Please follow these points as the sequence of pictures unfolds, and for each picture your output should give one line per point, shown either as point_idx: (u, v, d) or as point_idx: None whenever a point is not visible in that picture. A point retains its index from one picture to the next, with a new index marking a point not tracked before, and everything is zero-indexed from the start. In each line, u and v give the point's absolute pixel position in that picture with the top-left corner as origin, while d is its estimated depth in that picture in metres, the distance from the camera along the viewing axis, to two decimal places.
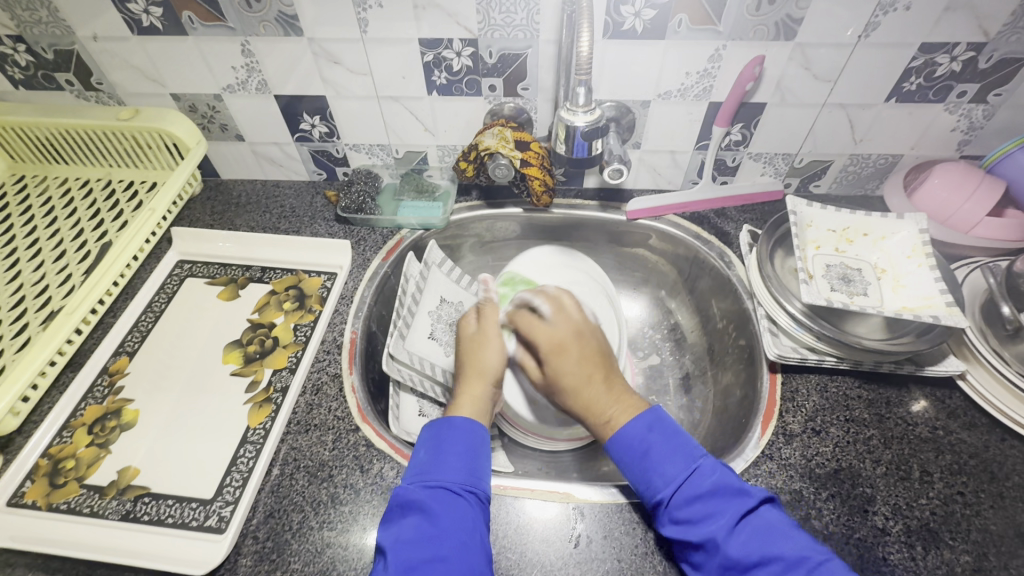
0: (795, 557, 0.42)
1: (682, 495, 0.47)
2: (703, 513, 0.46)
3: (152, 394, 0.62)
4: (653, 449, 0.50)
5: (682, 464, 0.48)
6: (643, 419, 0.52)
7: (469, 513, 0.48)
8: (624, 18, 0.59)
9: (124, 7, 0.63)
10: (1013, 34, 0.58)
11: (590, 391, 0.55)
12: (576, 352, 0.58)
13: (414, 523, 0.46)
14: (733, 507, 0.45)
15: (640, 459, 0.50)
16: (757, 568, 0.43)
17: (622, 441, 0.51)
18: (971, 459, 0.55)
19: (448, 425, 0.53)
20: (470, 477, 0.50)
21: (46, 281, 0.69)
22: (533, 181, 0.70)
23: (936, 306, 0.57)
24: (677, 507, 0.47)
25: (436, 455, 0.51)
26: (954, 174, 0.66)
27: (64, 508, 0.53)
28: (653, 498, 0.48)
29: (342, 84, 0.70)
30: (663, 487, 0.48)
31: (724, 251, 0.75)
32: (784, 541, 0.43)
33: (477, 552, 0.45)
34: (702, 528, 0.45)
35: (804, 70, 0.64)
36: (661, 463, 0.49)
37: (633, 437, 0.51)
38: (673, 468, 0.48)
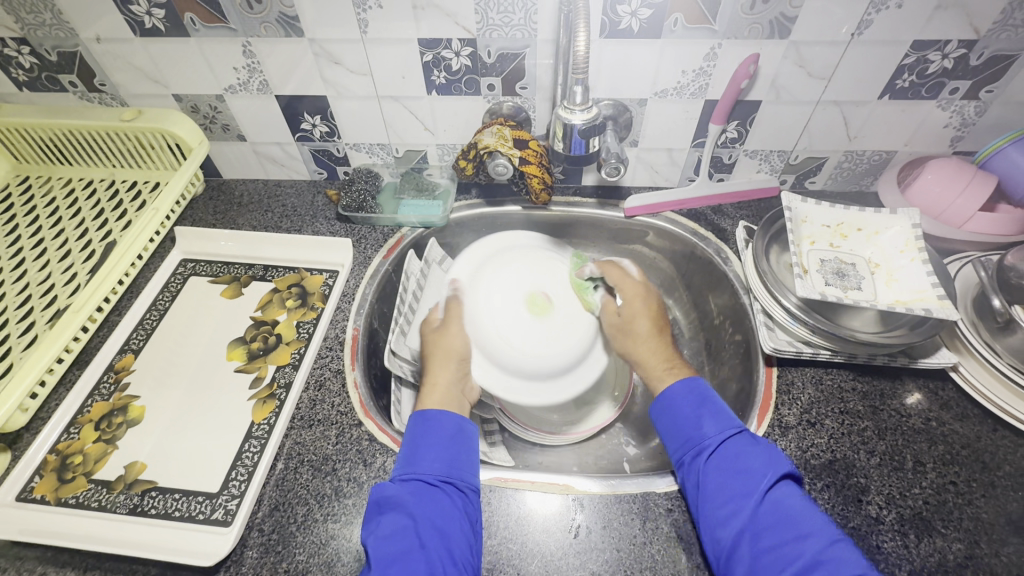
0: (819, 528, 0.44)
1: (728, 447, 0.51)
2: (745, 463, 0.49)
3: (158, 391, 0.63)
4: (709, 403, 0.55)
5: (731, 423, 0.53)
6: (705, 380, 0.57)
7: (448, 503, 0.49)
8: (620, 17, 0.60)
9: (127, 9, 0.64)
10: (1003, 32, 0.59)
11: (653, 344, 0.63)
12: (647, 312, 0.65)
13: (392, 517, 0.47)
14: (774, 468, 0.48)
15: (695, 407, 0.54)
16: (778, 528, 0.45)
17: (683, 391, 0.56)
18: (963, 450, 0.56)
19: (420, 418, 0.55)
20: (446, 467, 0.51)
21: (52, 280, 0.70)
22: (532, 179, 0.71)
23: (928, 299, 0.58)
24: (723, 457, 0.50)
25: (413, 449, 0.52)
26: (947, 168, 0.67)
27: (73, 503, 0.54)
28: (699, 445, 0.52)
29: (343, 84, 0.71)
30: (710, 435, 0.52)
31: (720, 247, 0.76)
32: (809, 510, 0.46)
33: (456, 539, 0.47)
34: (743, 479, 0.48)
35: (799, 68, 0.65)
36: (714, 417, 0.53)
37: (691, 391, 0.56)
38: (723, 424, 0.52)
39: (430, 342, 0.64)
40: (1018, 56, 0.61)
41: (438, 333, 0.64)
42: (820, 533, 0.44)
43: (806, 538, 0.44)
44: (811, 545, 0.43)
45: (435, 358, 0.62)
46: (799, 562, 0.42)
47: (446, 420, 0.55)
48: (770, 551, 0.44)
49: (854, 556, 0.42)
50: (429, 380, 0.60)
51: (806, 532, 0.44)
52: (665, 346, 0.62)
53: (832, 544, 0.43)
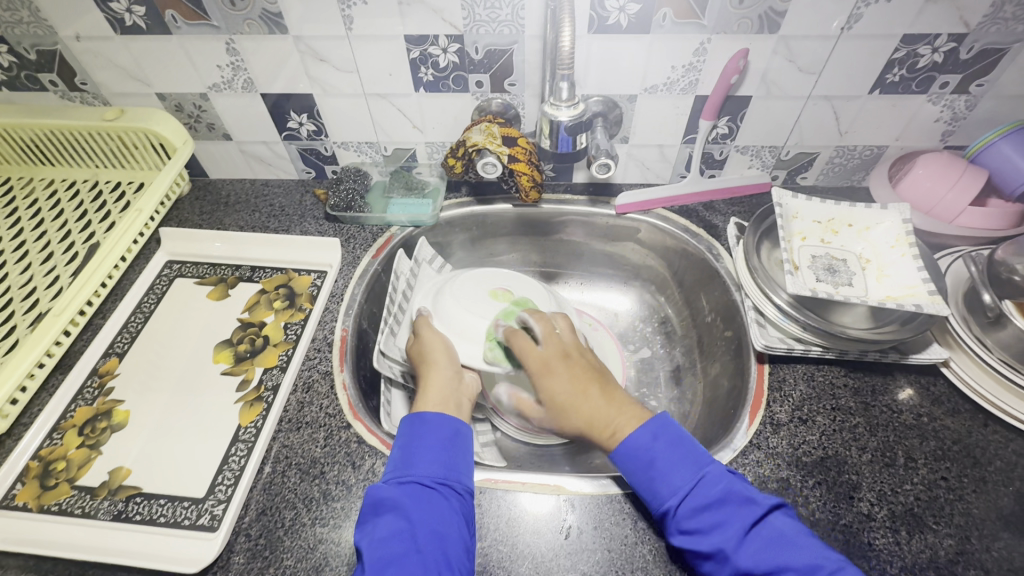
0: (805, 565, 0.43)
1: (692, 505, 0.47)
2: (712, 523, 0.46)
3: (142, 395, 0.62)
4: (658, 459, 0.50)
5: (689, 473, 0.49)
6: (650, 428, 0.52)
7: (446, 506, 0.48)
8: (608, 12, 0.60)
9: (107, 6, 0.62)
10: (993, 26, 0.58)
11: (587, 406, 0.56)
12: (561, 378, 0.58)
13: (389, 521, 0.46)
14: (743, 514, 0.46)
15: (645, 470, 0.50)
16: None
17: (626, 458, 0.51)
18: (955, 445, 0.56)
19: (419, 421, 0.54)
20: (444, 469, 0.51)
21: (34, 283, 0.68)
22: (521, 177, 0.70)
23: (919, 295, 0.58)
24: (689, 518, 0.47)
25: (408, 452, 0.51)
26: (938, 163, 0.67)
27: (56, 510, 0.53)
28: (660, 507, 0.48)
29: (329, 82, 0.70)
30: (668, 497, 0.48)
31: (712, 244, 0.75)
32: (789, 550, 0.44)
33: (454, 541, 0.46)
34: (712, 537, 0.45)
35: (788, 63, 0.64)
36: (667, 472, 0.49)
37: (639, 448, 0.51)
38: (679, 478, 0.49)
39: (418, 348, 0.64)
40: (1008, 49, 0.60)
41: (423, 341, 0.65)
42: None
43: None
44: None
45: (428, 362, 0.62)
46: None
47: (445, 422, 0.54)
48: None
49: None
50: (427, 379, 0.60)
51: (794, 573, 0.42)
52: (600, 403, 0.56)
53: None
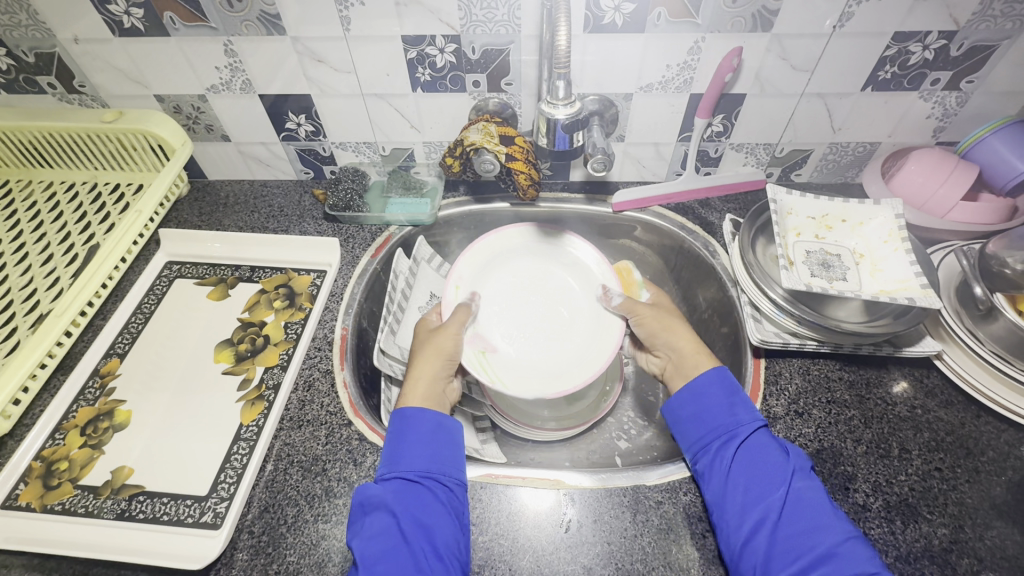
0: (836, 523, 0.47)
1: (757, 437, 0.52)
2: (771, 456, 0.51)
3: (144, 395, 0.62)
4: (740, 395, 0.56)
5: (757, 415, 0.54)
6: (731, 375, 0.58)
7: (432, 499, 0.49)
8: (603, 12, 0.60)
9: (105, 9, 0.63)
10: (982, 22, 0.59)
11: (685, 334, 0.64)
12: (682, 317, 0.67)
13: (376, 517, 0.47)
14: (796, 462, 0.51)
15: (729, 396, 0.56)
16: (800, 517, 0.47)
17: (710, 382, 0.57)
18: (948, 436, 0.56)
19: (401, 418, 0.54)
20: (428, 464, 0.51)
21: (34, 285, 0.69)
22: (518, 175, 0.71)
23: (912, 288, 0.59)
24: (754, 445, 0.52)
25: (394, 448, 0.52)
26: (930, 158, 0.68)
27: (59, 510, 0.53)
28: (730, 432, 0.53)
29: (328, 83, 0.70)
30: (743, 424, 0.53)
31: (708, 241, 0.76)
32: (826, 504, 0.48)
33: (441, 533, 0.47)
34: (766, 470, 0.50)
35: (782, 61, 0.65)
36: (743, 409, 0.55)
37: (722, 384, 0.57)
38: (753, 415, 0.54)
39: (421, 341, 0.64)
40: (998, 46, 0.61)
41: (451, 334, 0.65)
42: (834, 529, 0.46)
43: (822, 534, 0.46)
44: (828, 540, 0.45)
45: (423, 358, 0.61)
46: (813, 554, 0.45)
47: (425, 416, 0.54)
48: (786, 539, 0.46)
49: (871, 552, 0.45)
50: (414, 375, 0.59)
51: (823, 526, 0.46)
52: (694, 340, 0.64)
53: (847, 539, 0.45)
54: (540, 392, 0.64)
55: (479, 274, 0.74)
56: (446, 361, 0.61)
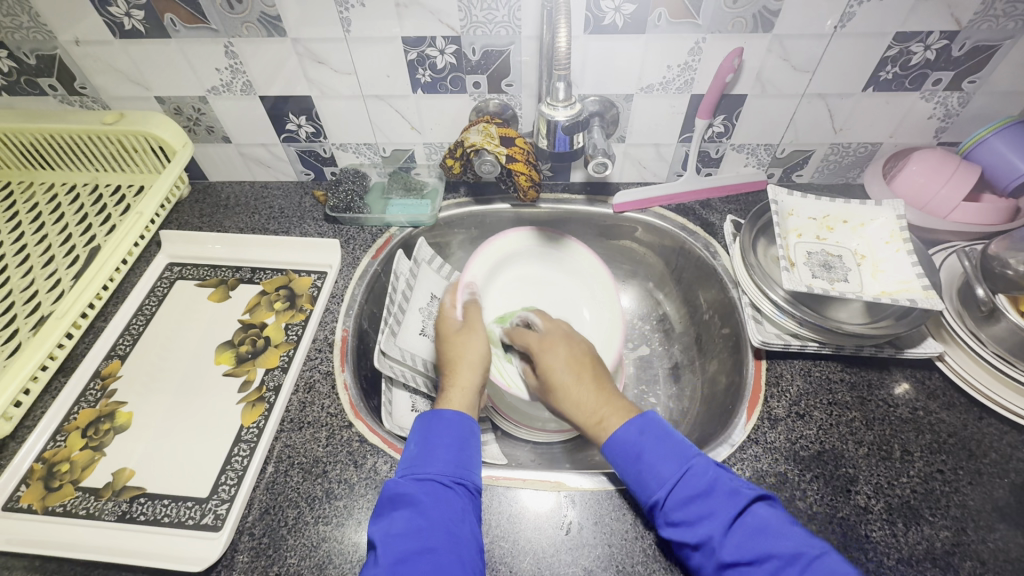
0: (786, 550, 0.42)
1: (676, 496, 0.47)
2: (702, 512, 0.46)
3: (146, 396, 0.62)
4: (645, 452, 0.50)
5: (674, 466, 0.48)
6: (634, 423, 0.52)
7: (461, 505, 0.48)
8: (604, 13, 0.60)
9: (106, 10, 0.63)
10: (984, 22, 0.59)
11: (578, 392, 0.58)
12: (562, 356, 0.62)
13: (404, 516, 0.46)
14: (729, 503, 0.45)
15: (633, 463, 0.50)
16: (753, 563, 0.42)
17: (616, 445, 0.52)
18: (950, 438, 0.56)
19: (436, 417, 0.54)
20: (458, 468, 0.50)
21: (35, 286, 0.69)
22: (519, 176, 0.71)
23: (914, 290, 0.58)
24: (674, 509, 0.47)
25: (425, 448, 0.51)
26: (931, 159, 0.68)
27: (61, 511, 0.53)
28: (649, 500, 0.49)
29: (328, 84, 0.70)
30: (657, 488, 0.48)
31: (709, 242, 0.76)
32: (773, 537, 0.43)
33: (466, 541, 0.45)
34: (697, 529, 0.45)
35: (783, 61, 0.65)
36: (655, 464, 0.49)
37: (625, 442, 0.51)
38: (666, 469, 0.48)
39: (450, 348, 0.64)
40: (1000, 46, 0.61)
41: (460, 339, 0.65)
42: (788, 563, 0.41)
43: (779, 570, 0.41)
44: None
45: (461, 361, 0.62)
46: None
47: (461, 421, 0.54)
48: None
49: (836, 566, 0.40)
50: (454, 382, 0.60)
51: (778, 560, 0.41)
52: (593, 394, 0.57)
53: (803, 569, 0.40)
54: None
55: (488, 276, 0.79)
56: (469, 368, 0.62)
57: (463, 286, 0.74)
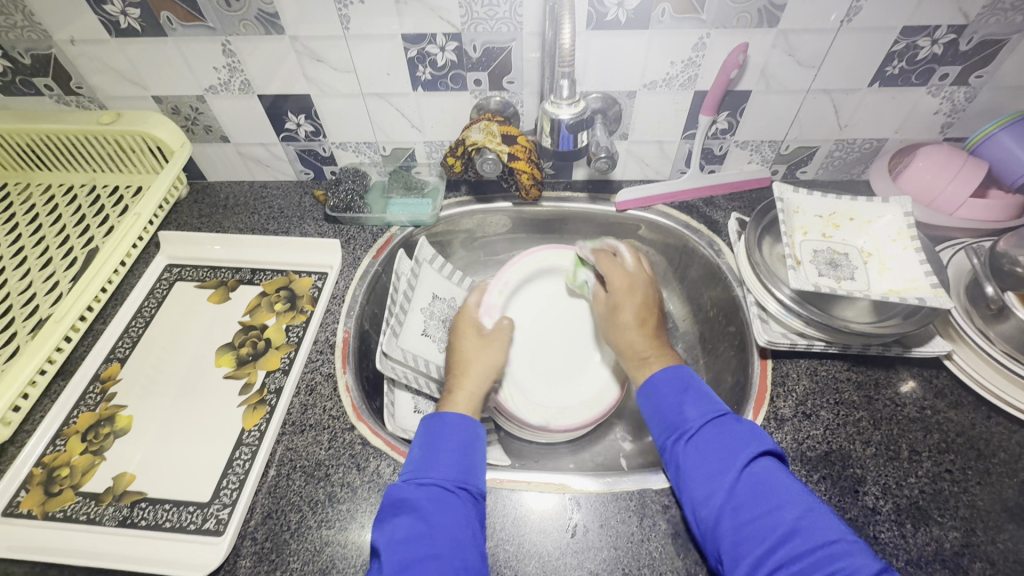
0: (795, 497, 0.43)
1: (709, 428, 0.49)
2: (732, 438, 0.48)
3: (145, 400, 0.61)
4: (692, 388, 0.53)
5: (713, 405, 0.51)
6: (682, 365, 0.55)
7: (464, 511, 0.47)
8: (606, 9, 0.59)
9: (101, 9, 0.62)
10: (992, 16, 0.58)
11: (633, 335, 0.61)
12: (634, 305, 0.62)
13: (407, 523, 0.45)
14: (755, 442, 0.47)
15: (677, 393, 0.53)
16: (757, 498, 0.44)
17: (662, 380, 0.54)
18: (958, 437, 0.56)
19: (440, 421, 0.54)
20: (462, 473, 0.49)
21: (33, 288, 0.68)
22: (521, 174, 0.70)
23: (922, 288, 0.58)
24: (704, 436, 0.49)
25: (430, 452, 0.50)
26: (938, 155, 0.66)
27: (61, 517, 0.52)
28: (681, 428, 0.50)
29: (327, 82, 0.69)
30: (692, 417, 0.50)
31: (713, 240, 0.75)
32: (788, 480, 0.45)
33: (470, 548, 0.45)
34: (720, 457, 0.47)
35: (788, 56, 0.64)
36: (695, 400, 0.52)
37: (673, 377, 0.54)
38: (705, 406, 0.51)
39: (464, 354, 0.63)
40: (1007, 40, 0.60)
41: (481, 343, 0.64)
42: (795, 502, 0.43)
43: (783, 509, 0.43)
44: (787, 515, 0.42)
45: (472, 367, 0.61)
46: (773, 535, 0.42)
47: (466, 426, 0.53)
48: (748, 521, 0.43)
49: (833, 524, 0.42)
50: (463, 386, 0.59)
51: (784, 500, 0.43)
52: (645, 338, 0.60)
53: (808, 511, 0.42)
54: (543, 420, 0.66)
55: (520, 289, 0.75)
56: (488, 371, 0.61)
57: (492, 290, 0.72)
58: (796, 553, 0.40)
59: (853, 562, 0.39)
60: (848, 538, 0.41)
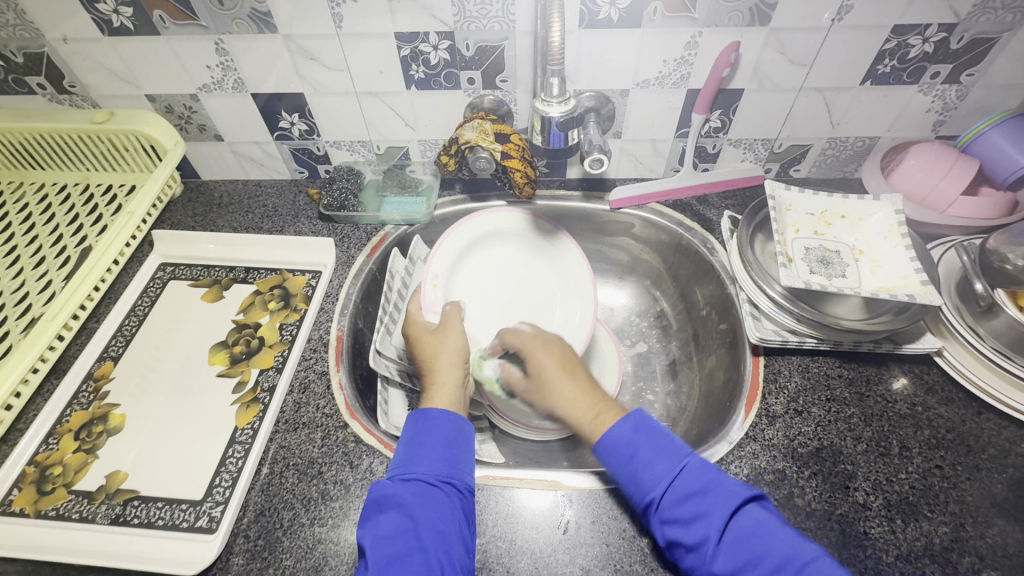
0: (786, 558, 0.41)
1: (673, 496, 0.46)
2: (703, 506, 0.45)
3: (139, 399, 0.61)
4: (641, 450, 0.49)
5: (670, 463, 0.48)
6: (630, 420, 0.52)
7: (450, 504, 0.47)
8: (598, 7, 0.59)
9: (94, 7, 0.62)
10: (982, 14, 0.58)
11: (568, 389, 0.57)
12: (552, 356, 0.61)
13: (392, 518, 0.45)
14: (727, 502, 0.45)
15: (627, 460, 0.49)
16: (747, 566, 0.42)
17: (608, 448, 0.51)
18: (948, 433, 0.56)
19: (423, 418, 0.53)
20: (446, 468, 0.50)
21: (27, 287, 0.68)
22: (514, 173, 0.70)
23: (912, 285, 0.58)
24: (671, 507, 0.46)
25: (414, 448, 0.51)
26: (929, 153, 0.67)
27: (53, 515, 0.53)
28: (644, 499, 0.48)
29: (320, 81, 0.69)
30: (652, 486, 0.47)
31: (706, 238, 0.76)
32: (772, 538, 0.43)
33: (455, 541, 0.45)
34: (695, 529, 0.44)
35: (780, 55, 0.64)
36: (649, 463, 0.48)
37: (620, 439, 0.50)
38: (660, 468, 0.48)
39: (427, 349, 0.62)
40: (998, 39, 0.61)
41: (436, 336, 0.63)
42: (787, 566, 0.41)
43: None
44: None
45: (441, 359, 0.60)
46: None
47: (447, 420, 0.53)
48: None
49: (831, 574, 0.40)
50: (439, 381, 0.58)
51: (774, 565, 0.41)
52: (582, 391, 0.57)
53: (802, 573, 0.41)
54: None
55: (452, 272, 0.75)
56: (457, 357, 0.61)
57: (426, 287, 0.71)
58: None
59: None
60: None
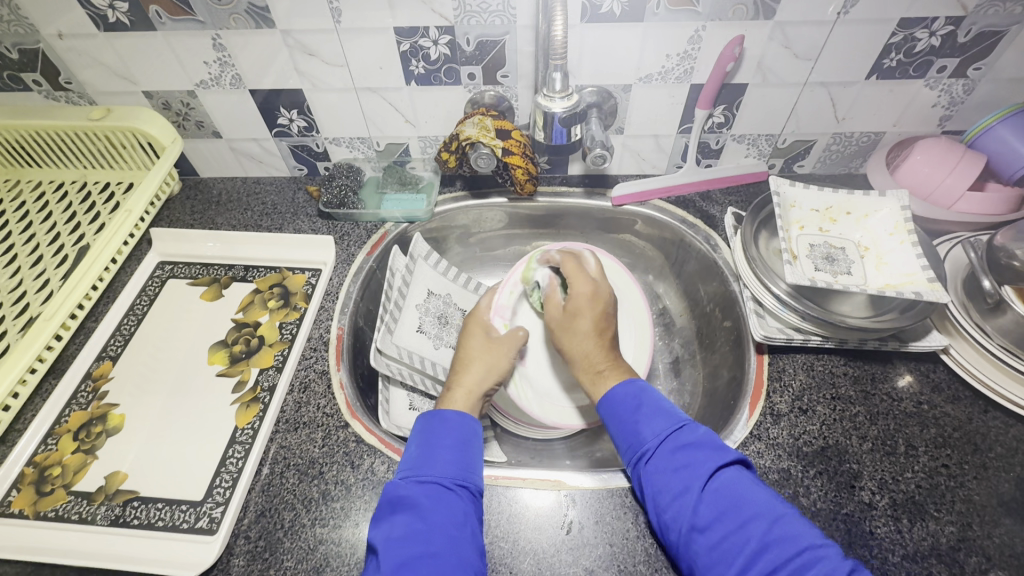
0: (761, 509, 0.43)
1: (666, 448, 0.48)
2: (693, 458, 0.47)
3: (139, 398, 0.61)
4: (644, 404, 0.52)
5: (669, 422, 0.50)
6: (635, 384, 0.54)
7: (463, 508, 0.47)
8: (601, 1, 0.59)
9: (89, 3, 0.61)
10: (991, 7, 0.57)
11: (591, 343, 0.59)
12: (593, 317, 0.60)
13: (405, 521, 0.45)
14: (716, 457, 0.47)
15: (631, 413, 0.52)
16: (720, 518, 0.43)
17: (619, 396, 0.53)
18: (955, 432, 0.56)
19: (438, 419, 0.53)
20: (460, 471, 0.49)
21: (23, 286, 0.67)
22: (515, 170, 0.69)
23: (918, 282, 0.57)
24: (661, 457, 0.48)
25: (428, 449, 0.50)
26: (935, 149, 0.66)
27: (53, 516, 0.52)
28: (638, 450, 0.49)
29: (319, 76, 0.69)
30: (648, 438, 0.49)
31: (709, 235, 0.75)
32: (751, 492, 0.44)
33: (467, 545, 0.45)
34: (681, 478, 0.46)
35: (785, 49, 0.63)
36: (649, 418, 0.51)
37: (625, 397, 0.53)
38: (660, 424, 0.50)
39: (468, 345, 0.63)
40: (1007, 32, 0.60)
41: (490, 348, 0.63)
42: (761, 517, 0.42)
43: (748, 524, 0.42)
44: (753, 531, 0.42)
45: (473, 365, 0.61)
46: (745, 552, 0.41)
47: (463, 423, 0.53)
48: (717, 543, 0.42)
49: (803, 528, 0.42)
50: (460, 382, 0.59)
51: (748, 516, 0.43)
52: (604, 349, 0.58)
53: (777, 520, 0.42)
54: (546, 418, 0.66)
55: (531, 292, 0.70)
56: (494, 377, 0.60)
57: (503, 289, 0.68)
58: (775, 565, 0.40)
59: (828, 565, 0.38)
60: (819, 540, 0.41)
